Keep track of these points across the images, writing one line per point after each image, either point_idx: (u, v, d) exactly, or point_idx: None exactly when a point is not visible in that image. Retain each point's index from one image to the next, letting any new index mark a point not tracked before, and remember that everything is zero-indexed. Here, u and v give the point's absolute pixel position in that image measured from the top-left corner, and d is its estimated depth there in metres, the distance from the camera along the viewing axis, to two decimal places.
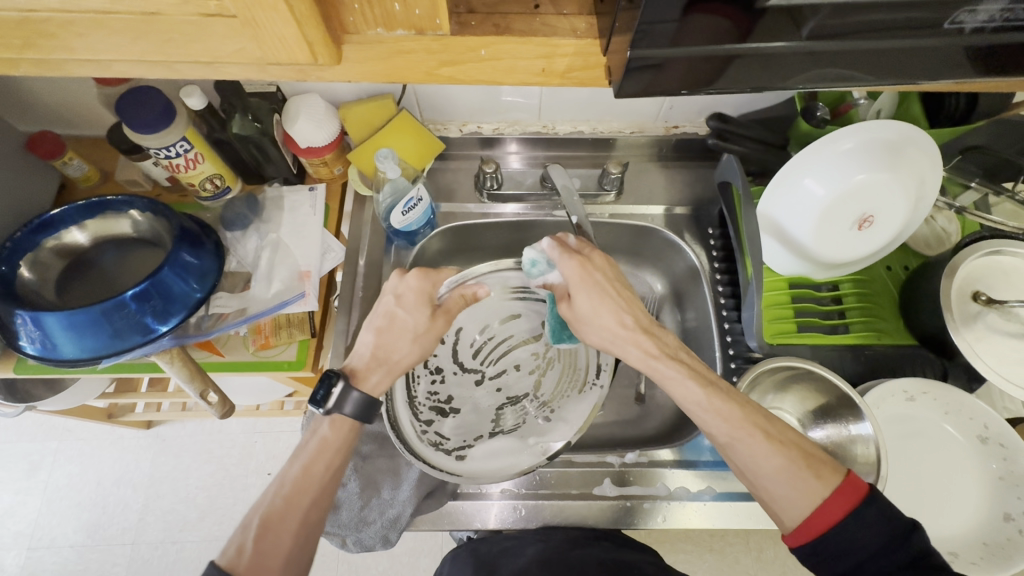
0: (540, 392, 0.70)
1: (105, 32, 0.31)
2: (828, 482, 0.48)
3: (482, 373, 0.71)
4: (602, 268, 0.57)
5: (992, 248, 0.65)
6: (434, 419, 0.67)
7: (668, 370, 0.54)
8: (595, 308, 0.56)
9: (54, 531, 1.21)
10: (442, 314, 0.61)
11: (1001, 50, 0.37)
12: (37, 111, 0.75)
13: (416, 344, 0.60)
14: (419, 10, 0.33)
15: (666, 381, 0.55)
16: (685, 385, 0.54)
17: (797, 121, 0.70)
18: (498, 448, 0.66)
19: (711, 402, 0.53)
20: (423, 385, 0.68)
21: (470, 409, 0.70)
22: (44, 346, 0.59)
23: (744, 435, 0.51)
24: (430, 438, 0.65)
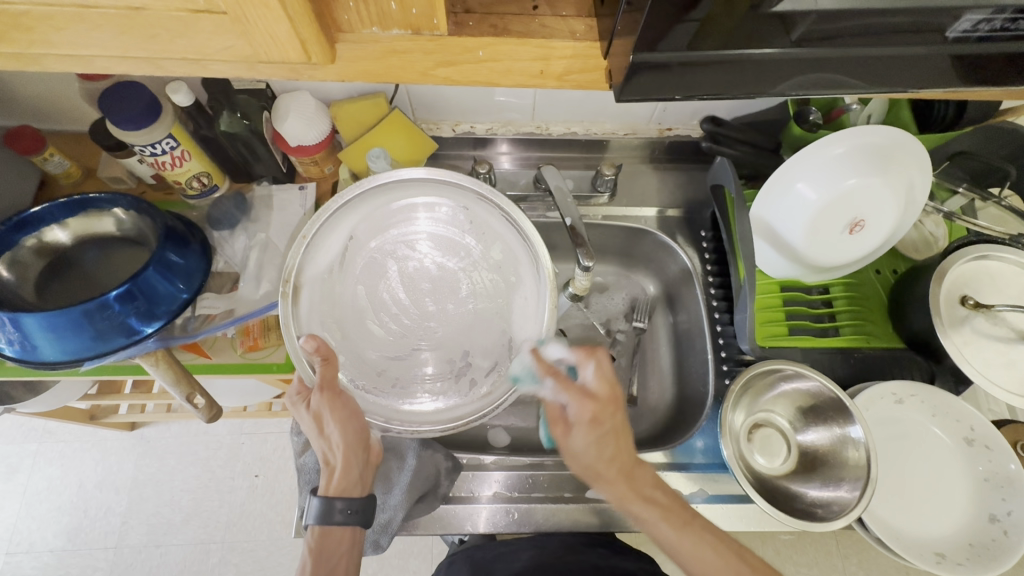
0: (467, 258, 0.62)
1: (87, 26, 0.30)
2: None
3: (431, 308, 0.61)
4: (608, 417, 0.53)
5: (979, 253, 0.66)
6: (473, 381, 0.59)
7: (651, 511, 0.52)
8: (599, 447, 0.52)
9: (33, 536, 1.18)
10: (315, 402, 0.53)
11: (994, 58, 0.38)
12: (16, 106, 0.73)
13: (330, 429, 0.54)
14: (415, 10, 0.33)
15: (642, 521, 0.52)
16: (659, 527, 0.52)
17: (790, 126, 0.70)
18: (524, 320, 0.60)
19: (682, 546, 0.51)
20: (419, 390, 0.58)
21: (468, 340, 0.60)
22: (24, 348, 0.57)
23: (717, 575, 0.49)
24: (487, 387, 0.58)
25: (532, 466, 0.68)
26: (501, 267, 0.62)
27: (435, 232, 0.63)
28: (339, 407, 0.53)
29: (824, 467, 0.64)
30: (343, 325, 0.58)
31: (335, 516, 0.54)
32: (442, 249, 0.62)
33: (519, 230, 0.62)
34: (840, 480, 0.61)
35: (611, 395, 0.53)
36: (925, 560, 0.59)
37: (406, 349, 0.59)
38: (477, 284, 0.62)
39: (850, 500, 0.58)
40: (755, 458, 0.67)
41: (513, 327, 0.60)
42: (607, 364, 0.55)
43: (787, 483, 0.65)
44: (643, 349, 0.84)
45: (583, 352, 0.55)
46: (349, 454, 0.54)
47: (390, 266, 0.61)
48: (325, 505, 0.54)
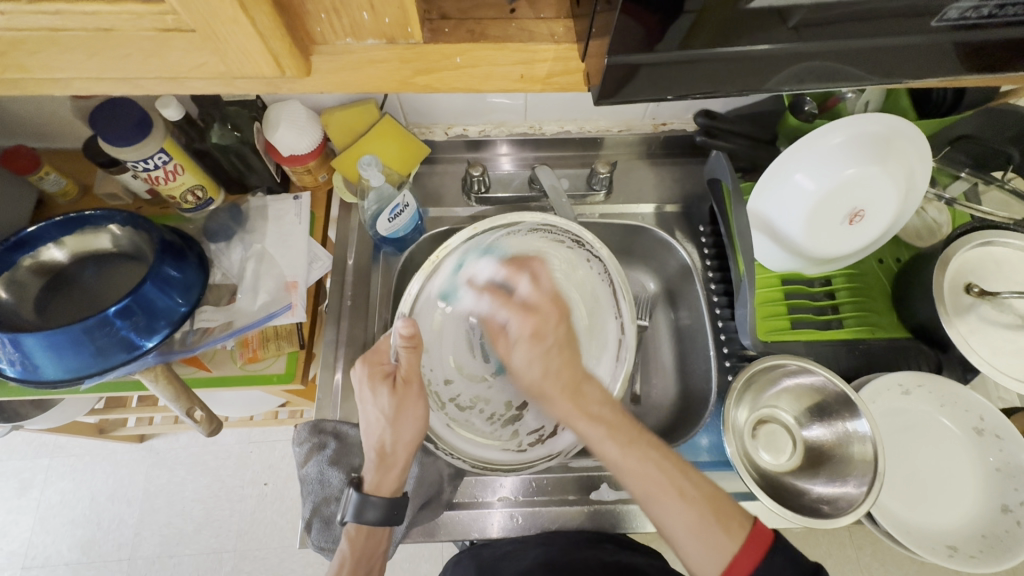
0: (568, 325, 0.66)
1: (60, 50, 0.30)
2: (735, 533, 0.46)
3: None
4: (557, 327, 0.56)
5: (984, 238, 0.65)
6: (517, 431, 0.64)
7: (597, 432, 0.52)
8: (546, 361, 0.55)
9: (48, 550, 1.19)
10: (400, 388, 0.55)
11: (985, 45, 0.37)
12: (11, 126, 0.73)
13: (403, 422, 0.55)
14: (388, 19, 0.32)
15: (590, 439, 0.52)
16: (605, 446, 0.51)
17: (786, 116, 0.69)
18: None
19: (626, 463, 0.50)
20: (473, 418, 0.63)
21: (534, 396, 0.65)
22: (25, 368, 0.57)
23: (657, 487, 0.48)
24: (526, 442, 0.63)
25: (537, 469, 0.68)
26: (599, 328, 0.65)
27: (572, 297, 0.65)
28: (419, 403, 0.56)
29: (831, 462, 0.63)
30: (443, 323, 0.63)
31: (367, 515, 0.55)
32: None
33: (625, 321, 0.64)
34: (846, 476, 0.60)
35: (551, 306, 0.57)
36: (935, 555, 0.58)
37: (483, 381, 0.64)
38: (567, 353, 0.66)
39: (858, 496, 0.57)
40: (760, 454, 0.66)
41: None
42: (545, 276, 0.59)
43: (792, 479, 0.64)
44: (645, 347, 0.83)
45: (514, 268, 0.60)
46: (411, 452, 0.56)
47: None
48: (361, 501, 0.55)
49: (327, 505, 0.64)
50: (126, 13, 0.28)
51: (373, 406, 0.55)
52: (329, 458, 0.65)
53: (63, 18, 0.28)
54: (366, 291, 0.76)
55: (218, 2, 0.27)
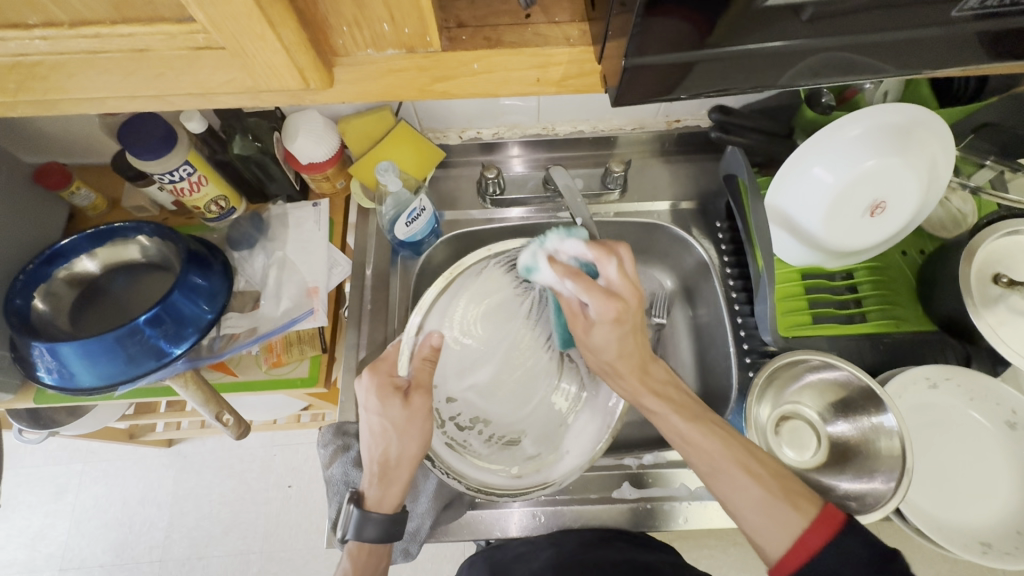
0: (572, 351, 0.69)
1: (96, 71, 0.32)
2: (805, 509, 0.46)
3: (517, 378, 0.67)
4: (635, 313, 0.54)
5: (1012, 228, 0.63)
6: (514, 454, 0.64)
7: (661, 405, 0.55)
8: (622, 345, 0.55)
9: (84, 552, 1.23)
10: (414, 401, 0.56)
11: (1008, 33, 0.36)
12: (43, 144, 0.76)
13: (411, 433, 0.56)
14: (408, 29, 0.33)
15: (657, 410, 0.55)
16: (669, 420, 0.54)
17: (802, 111, 0.69)
18: (579, 437, 0.63)
19: (694, 434, 0.52)
20: (471, 439, 0.64)
21: (529, 424, 0.66)
22: (62, 376, 0.60)
23: (725, 463, 0.50)
24: (521, 468, 0.62)
25: None
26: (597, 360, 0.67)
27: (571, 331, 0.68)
28: (429, 417, 0.57)
29: (857, 458, 0.62)
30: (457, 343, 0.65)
31: (366, 533, 0.54)
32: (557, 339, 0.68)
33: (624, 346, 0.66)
34: (873, 471, 0.59)
35: (634, 295, 0.53)
36: (970, 551, 0.57)
37: (485, 402, 0.66)
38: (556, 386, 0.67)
39: (885, 491, 0.57)
40: (784, 452, 0.66)
41: (572, 431, 0.64)
42: (628, 262, 0.56)
43: (817, 476, 0.64)
44: (663, 345, 0.83)
45: (603, 250, 0.55)
46: (413, 467, 0.56)
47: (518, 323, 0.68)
48: (361, 517, 0.54)
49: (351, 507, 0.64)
50: (158, 34, 0.30)
51: (381, 415, 0.55)
52: (353, 460, 0.66)
53: (101, 41, 0.30)
54: (385, 295, 0.77)
55: (247, 20, 0.28)
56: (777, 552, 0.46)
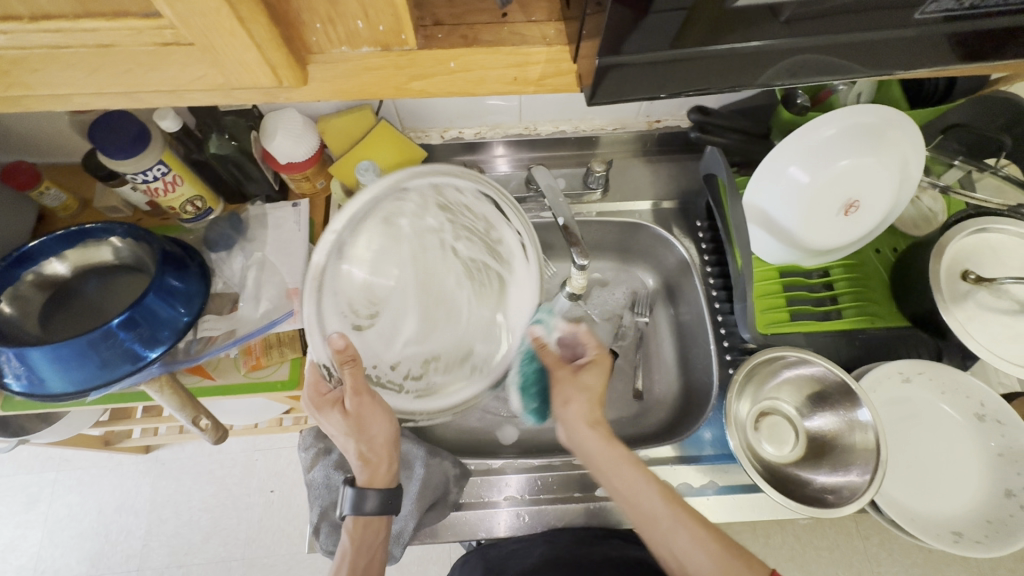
0: (485, 243, 0.59)
1: (61, 66, 0.31)
2: (758, 568, 0.50)
3: (444, 308, 0.57)
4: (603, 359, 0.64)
5: (979, 225, 0.65)
6: (475, 367, 0.57)
7: (608, 459, 0.58)
8: (598, 381, 0.63)
9: (58, 563, 1.19)
10: (352, 405, 0.52)
11: (972, 35, 0.37)
12: (10, 142, 0.74)
13: (368, 431, 0.54)
14: (383, 26, 0.33)
15: (608, 471, 0.57)
16: (629, 470, 0.57)
17: (778, 111, 0.70)
18: (516, 288, 0.59)
19: (642, 486, 0.55)
20: (432, 379, 0.56)
21: (470, 333, 0.58)
22: (30, 382, 0.58)
23: (667, 513, 0.54)
24: (480, 383, 0.57)
25: (542, 467, 0.69)
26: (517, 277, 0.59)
27: (476, 258, 0.59)
28: (376, 410, 0.53)
29: (834, 452, 0.63)
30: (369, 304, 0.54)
31: (368, 506, 0.56)
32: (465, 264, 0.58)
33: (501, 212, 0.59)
34: (849, 465, 0.60)
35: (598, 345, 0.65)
36: (941, 540, 0.59)
37: (427, 345, 0.56)
38: (485, 313, 0.59)
39: (861, 484, 0.58)
40: (764, 447, 0.67)
41: (506, 288, 0.59)
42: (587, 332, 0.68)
43: (796, 471, 0.65)
44: (646, 343, 0.84)
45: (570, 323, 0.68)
46: (391, 449, 0.56)
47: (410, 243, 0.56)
48: (357, 496, 0.56)
49: (334, 511, 0.63)
50: (124, 29, 0.29)
51: (335, 429, 0.55)
52: (335, 463, 0.65)
53: (64, 36, 0.29)
54: None
55: (216, 15, 0.27)
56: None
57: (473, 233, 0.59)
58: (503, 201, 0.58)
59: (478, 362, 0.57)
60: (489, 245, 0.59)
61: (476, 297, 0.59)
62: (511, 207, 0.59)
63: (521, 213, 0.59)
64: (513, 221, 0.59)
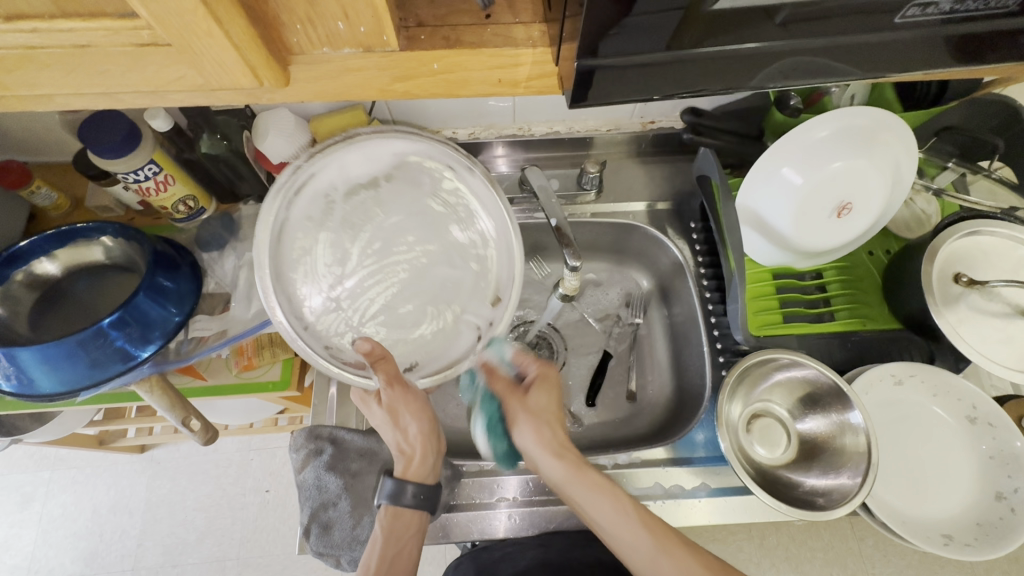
0: (328, 204, 0.61)
1: (38, 66, 0.30)
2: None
3: (400, 239, 0.62)
4: (544, 387, 0.62)
5: (971, 228, 0.65)
6: (460, 195, 0.63)
7: (581, 492, 0.55)
8: (544, 406, 0.60)
9: (52, 563, 1.19)
10: (387, 397, 0.55)
11: (959, 38, 0.37)
12: (2, 141, 0.73)
13: (405, 421, 0.57)
14: (364, 28, 0.32)
15: (581, 498, 0.55)
16: (596, 498, 0.55)
17: (771, 113, 0.70)
18: (365, 159, 0.61)
19: (621, 518, 0.53)
20: (468, 237, 0.63)
21: (410, 213, 0.63)
22: (20, 381, 0.58)
23: (643, 541, 0.52)
24: (464, 211, 0.63)
25: (535, 468, 0.69)
26: (345, 169, 0.61)
27: (340, 217, 0.61)
28: (410, 400, 0.56)
29: (826, 454, 0.63)
30: (408, 288, 0.61)
31: (405, 500, 0.55)
32: (354, 220, 0.61)
33: (295, 186, 0.58)
34: (840, 467, 0.60)
35: (543, 370, 0.63)
36: (931, 543, 0.59)
37: (428, 226, 0.63)
38: (388, 196, 0.62)
39: (852, 487, 0.58)
40: (756, 449, 0.66)
41: (381, 178, 0.62)
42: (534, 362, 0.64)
43: (787, 473, 0.65)
44: (639, 345, 0.84)
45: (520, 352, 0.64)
46: (428, 442, 0.57)
47: (337, 275, 0.60)
48: (396, 488, 0.56)
49: (325, 512, 0.63)
50: (101, 29, 0.29)
51: (377, 421, 0.58)
52: (326, 464, 0.64)
53: (40, 37, 0.29)
54: None
55: (192, 16, 0.27)
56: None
57: (326, 212, 0.60)
58: (275, 202, 0.57)
59: (441, 186, 0.63)
60: (330, 222, 0.60)
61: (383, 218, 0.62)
62: (290, 183, 0.58)
63: (278, 179, 0.57)
64: (283, 206, 0.58)
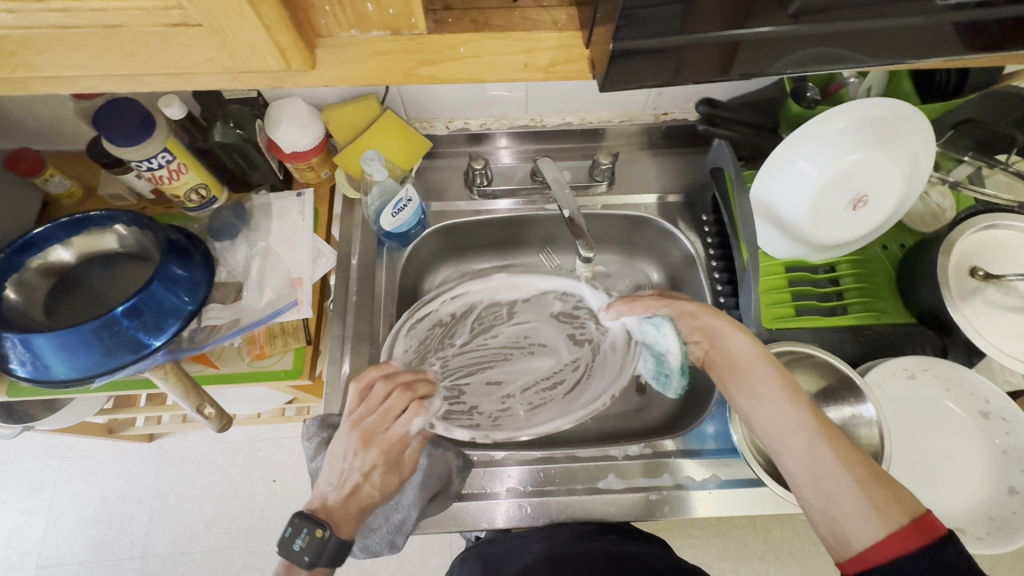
0: (463, 314, 0.77)
1: (67, 47, 0.30)
2: (911, 504, 0.47)
3: (516, 353, 0.77)
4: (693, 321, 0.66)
5: (987, 222, 0.65)
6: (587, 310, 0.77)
7: (759, 367, 0.58)
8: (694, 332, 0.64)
9: (62, 549, 1.20)
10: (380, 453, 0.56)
11: (989, 23, 0.37)
12: (15, 129, 0.73)
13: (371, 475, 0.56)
14: (393, 10, 0.32)
15: (754, 379, 0.58)
16: (767, 385, 0.57)
17: (787, 104, 0.69)
18: (507, 284, 0.78)
19: (789, 403, 0.56)
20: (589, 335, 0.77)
21: (534, 321, 0.79)
22: (36, 368, 0.58)
23: (802, 425, 0.54)
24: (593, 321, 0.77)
25: (544, 459, 0.69)
26: (476, 286, 0.77)
27: (470, 322, 0.78)
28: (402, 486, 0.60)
29: None
30: (504, 389, 0.75)
31: (326, 559, 0.51)
32: (487, 328, 0.78)
33: (436, 295, 0.75)
34: None
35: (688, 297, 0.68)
36: None
37: (544, 331, 0.78)
38: (523, 309, 0.79)
39: None
40: None
41: (515, 291, 0.78)
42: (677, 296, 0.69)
43: None
44: None
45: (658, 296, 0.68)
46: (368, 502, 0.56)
47: (458, 364, 0.76)
48: (326, 543, 0.51)
49: None
50: (131, 9, 0.29)
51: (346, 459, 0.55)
52: None
53: (71, 16, 0.29)
54: (371, 286, 0.76)
55: None
56: (871, 539, 0.46)
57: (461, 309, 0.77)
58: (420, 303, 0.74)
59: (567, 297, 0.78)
60: (466, 321, 0.78)
61: (508, 319, 0.78)
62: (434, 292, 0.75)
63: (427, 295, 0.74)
64: (438, 300, 0.75)
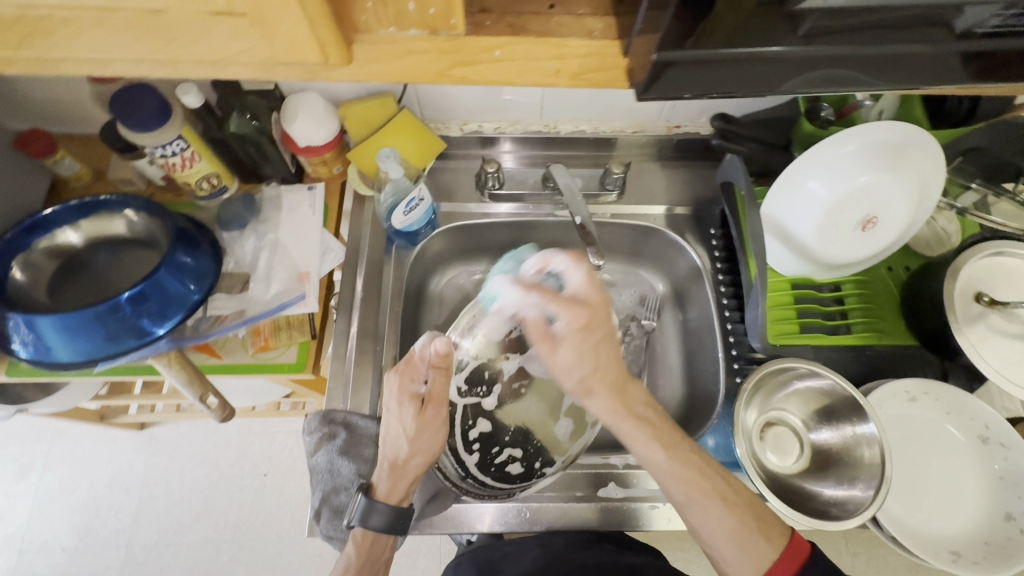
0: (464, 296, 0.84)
1: (106, 29, 0.31)
2: (777, 541, 0.48)
3: None
4: (601, 322, 0.55)
5: (993, 249, 0.65)
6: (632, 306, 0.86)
7: (635, 432, 0.54)
8: (592, 356, 0.55)
9: (46, 535, 1.19)
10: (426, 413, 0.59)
11: (996, 53, 0.37)
12: (27, 108, 0.73)
13: (416, 442, 0.59)
14: (433, 9, 0.33)
15: (629, 438, 0.54)
16: (647, 447, 0.53)
17: (800, 123, 0.69)
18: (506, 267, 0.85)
19: (666, 465, 0.52)
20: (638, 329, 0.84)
21: None
22: (37, 350, 0.57)
23: (685, 488, 0.51)
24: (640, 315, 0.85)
25: None
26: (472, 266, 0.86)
27: None
28: (439, 428, 0.61)
29: (838, 465, 0.63)
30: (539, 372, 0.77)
31: (373, 521, 0.56)
32: None
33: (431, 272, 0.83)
34: (854, 479, 0.60)
35: (597, 300, 0.55)
36: (939, 559, 0.59)
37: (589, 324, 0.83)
38: None
39: (865, 498, 0.58)
40: (768, 457, 0.67)
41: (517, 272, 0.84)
42: (592, 272, 0.56)
43: (799, 481, 0.65)
44: (652, 347, 0.84)
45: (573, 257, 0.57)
46: (422, 466, 0.60)
47: None
48: (369, 506, 0.57)
49: (335, 496, 0.63)
50: None
51: (394, 422, 0.59)
52: (339, 449, 0.64)
53: None
54: (378, 284, 0.76)
55: None
56: None
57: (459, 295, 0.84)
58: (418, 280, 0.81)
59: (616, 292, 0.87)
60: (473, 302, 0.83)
61: None
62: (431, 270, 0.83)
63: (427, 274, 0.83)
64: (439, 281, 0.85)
